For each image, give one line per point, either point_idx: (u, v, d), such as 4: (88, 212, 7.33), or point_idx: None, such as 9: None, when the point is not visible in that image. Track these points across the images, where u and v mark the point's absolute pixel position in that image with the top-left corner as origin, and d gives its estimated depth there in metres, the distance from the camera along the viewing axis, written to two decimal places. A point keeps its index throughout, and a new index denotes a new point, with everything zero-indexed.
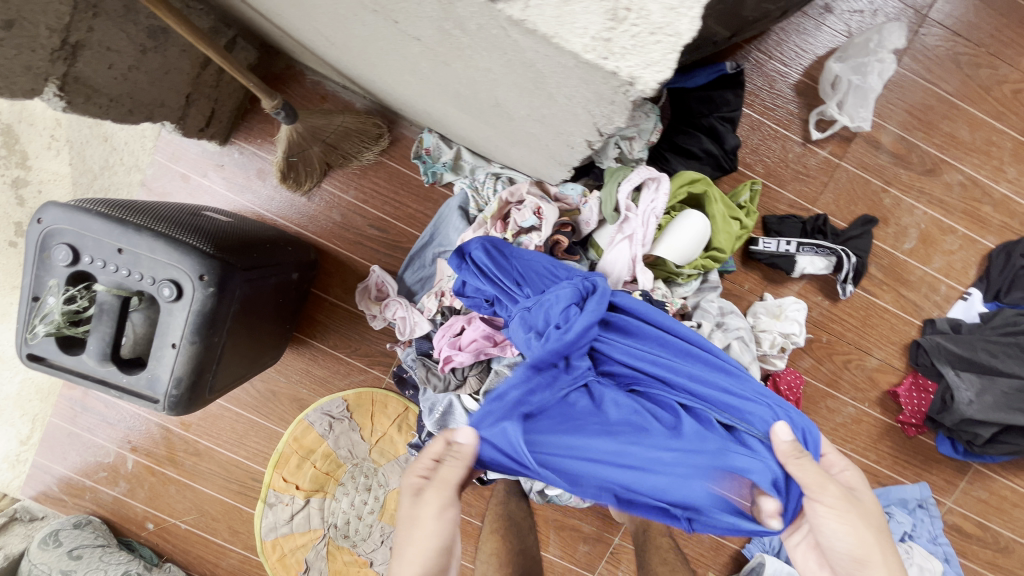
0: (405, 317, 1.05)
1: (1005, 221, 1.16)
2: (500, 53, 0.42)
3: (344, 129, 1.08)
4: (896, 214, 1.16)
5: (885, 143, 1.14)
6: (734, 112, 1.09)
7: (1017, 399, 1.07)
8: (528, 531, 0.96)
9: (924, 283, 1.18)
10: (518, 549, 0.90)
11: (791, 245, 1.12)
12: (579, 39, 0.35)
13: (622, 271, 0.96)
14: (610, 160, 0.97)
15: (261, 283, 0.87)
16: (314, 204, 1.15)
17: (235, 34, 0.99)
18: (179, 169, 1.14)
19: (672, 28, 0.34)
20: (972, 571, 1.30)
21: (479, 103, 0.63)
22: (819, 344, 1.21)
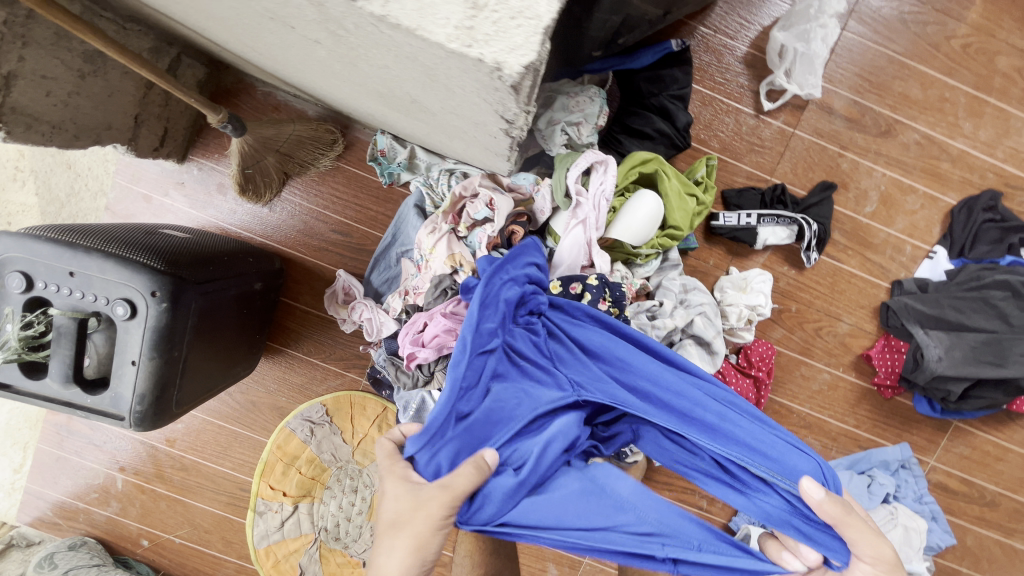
0: (371, 319, 1.07)
1: (964, 177, 1.16)
2: (385, 49, 0.43)
3: (297, 138, 1.09)
4: (855, 178, 1.16)
5: (838, 108, 1.14)
6: (683, 90, 1.09)
7: (985, 352, 1.07)
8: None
9: (888, 244, 1.18)
10: (491, 549, 0.91)
11: (751, 218, 1.13)
12: (442, 29, 0.36)
13: (579, 256, 0.97)
14: (559, 147, 0.98)
15: (219, 296, 0.89)
16: (276, 214, 1.16)
17: (178, 52, 0.99)
18: (140, 190, 1.15)
19: (531, 11, 0.35)
20: (960, 527, 1.31)
21: (401, 101, 0.64)
22: (789, 313, 1.21)
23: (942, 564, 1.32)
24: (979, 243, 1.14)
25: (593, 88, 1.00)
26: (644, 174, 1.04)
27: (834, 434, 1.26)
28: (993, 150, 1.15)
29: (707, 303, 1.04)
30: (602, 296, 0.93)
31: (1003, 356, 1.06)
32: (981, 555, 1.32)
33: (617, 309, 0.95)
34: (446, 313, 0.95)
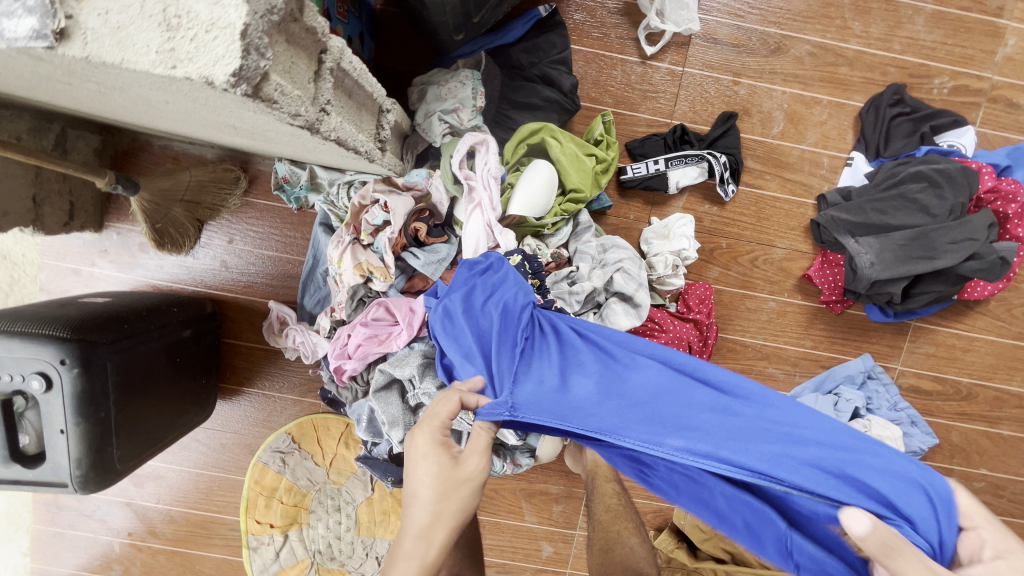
0: (304, 341, 1.09)
1: (866, 78, 1.14)
2: (134, 86, 0.44)
3: (198, 183, 1.11)
4: (756, 102, 1.15)
5: (722, 37, 1.12)
6: (563, 53, 1.08)
7: (915, 249, 1.04)
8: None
9: (804, 161, 1.17)
10: None
11: (658, 164, 1.11)
12: (145, 57, 0.37)
13: (483, 240, 0.98)
14: (441, 136, 0.98)
15: (140, 350, 0.91)
16: (202, 260, 1.19)
17: (62, 126, 0.99)
18: (68, 265, 1.18)
19: (222, 21, 0.37)
20: (943, 426, 1.29)
21: (228, 129, 0.65)
22: (721, 250, 1.20)
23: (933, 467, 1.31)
24: (894, 139, 1.12)
25: (464, 71, 1.00)
26: (535, 146, 1.04)
27: (794, 360, 1.26)
28: (888, 44, 1.13)
29: (625, 258, 1.04)
30: (523, 271, 0.94)
31: (932, 249, 1.04)
32: (969, 449, 1.30)
33: (537, 281, 0.95)
34: (366, 322, 0.98)
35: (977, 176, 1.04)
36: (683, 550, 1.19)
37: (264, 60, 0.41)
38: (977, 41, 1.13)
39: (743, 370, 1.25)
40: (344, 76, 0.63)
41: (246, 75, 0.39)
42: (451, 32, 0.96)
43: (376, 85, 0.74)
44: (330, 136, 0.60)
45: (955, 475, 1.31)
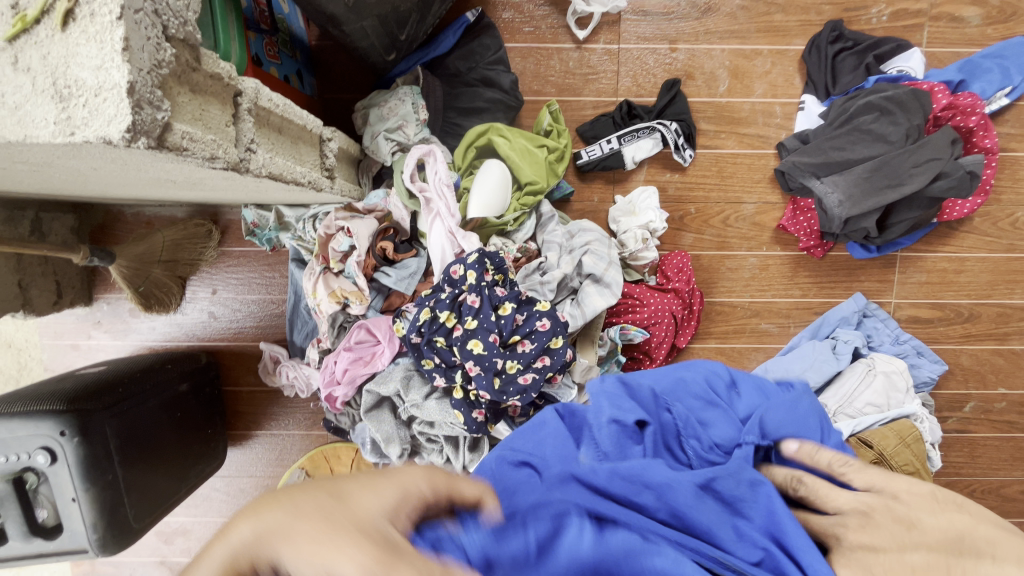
0: (298, 376, 1.12)
1: (802, 20, 1.14)
2: (54, 159, 0.47)
3: (172, 243, 1.15)
4: (697, 65, 1.15)
5: (651, 8, 1.13)
6: (497, 54, 1.10)
7: (880, 179, 1.03)
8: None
9: (757, 113, 1.17)
10: None
11: (612, 143, 1.12)
12: (45, 128, 0.40)
13: (447, 247, 0.99)
14: (390, 154, 1.01)
15: (138, 409, 0.94)
16: (190, 315, 1.22)
17: (36, 212, 1.03)
18: (66, 342, 1.23)
19: (108, 83, 0.39)
20: (951, 352, 1.27)
21: (172, 184, 0.68)
22: (691, 216, 1.20)
23: (949, 394, 1.28)
24: (841, 75, 1.11)
25: (403, 87, 1.02)
26: (484, 147, 1.06)
27: (786, 311, 1.25)
28: None
29: (593, 240, 1.05)
30: (484, 268, 0.91)
31: (897, 176, 1.02)
32: (984, 371, 1.27)
33: (502, 274, 0.94)
34: (350, 346, 1.00)
35: (929, 96, 1.03)
36: None
37: (161, 112, 0.43)
38: None
39: (737, 330, 1.24)
40: (268, 113, 0.66)
41: (143, 129, 0.41)
42: (383, 53, 0.98)
43: (308, 117, 0.77)
44: (261, 173, 0.63)
45: (973, 399, 1.28)
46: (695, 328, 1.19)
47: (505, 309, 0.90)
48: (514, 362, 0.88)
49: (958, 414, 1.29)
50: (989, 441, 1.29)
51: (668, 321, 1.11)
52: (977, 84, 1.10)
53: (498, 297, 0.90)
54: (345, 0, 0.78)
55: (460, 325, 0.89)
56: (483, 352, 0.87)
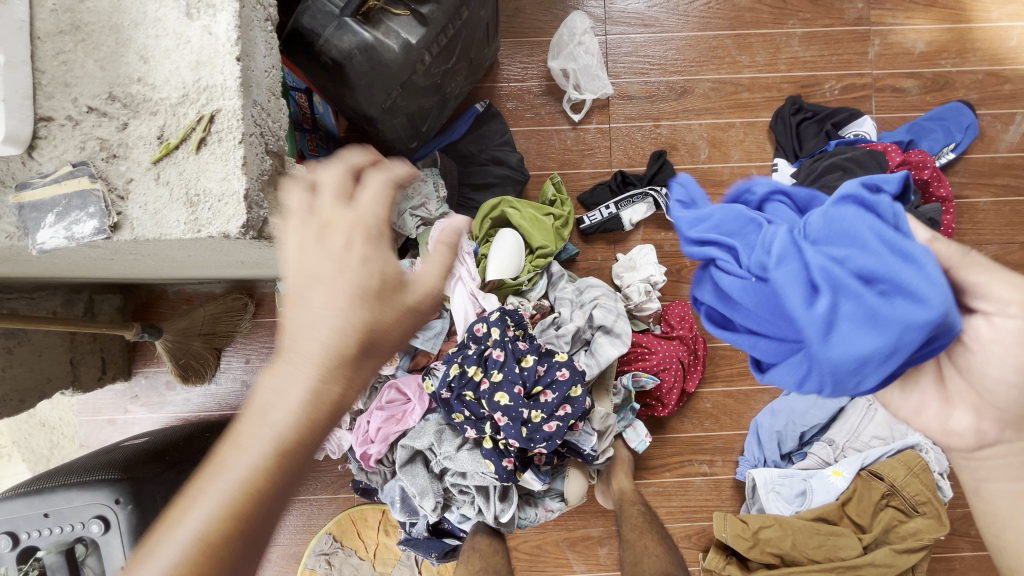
0: (329, 438, 1.16)
1: (766, 97, 1.31)
2: (168, 251, 0.57)
3: (212, 316, 1.24)
4: (679, 137, 1.31)
5: (634, 93, 1.30)
6: (505, 137, 1.26)
7: None
8: (494, 553, 1.05)
9: (736, 176, 1.31)
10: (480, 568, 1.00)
11: (610, 208, 1.25)
12: (177, 228, 0.50)
13: (469, 309, 1.09)
14: (415, 228, 1.13)
15: (183, 477, 0.99)
16: (223, 384, 1.29)
17: (90, 295, 1.13)
18: (104, 417, 1.28)
19: (231, 190, 0.50)
20: None
21: (237, 266, 0.78)
22: (687, 269, 1.31)
23: None
24: (806, 140, 1.28)
25: (423, 170, 1.16)
26: (498, 218, 1.18)
27: None
28: (775, 66, 1.31)
29: (600, 294, 1.14)
30: (506, 325, 1.00)
31: None
32: None
33: (522, 329, 1.02)
34: (382, 405, 1.06)
35: (884, 155, 1.17)
36: (733, 564, 1.19)
37: (263, 209, 0.54)
38: (848, 47, 1.31)
39: (740, 373, 1.32)
40: None
41: (251, 224, 0.52)
42: (407, 142, 1.12)
43: None
44: None
45: None
46: (701, 372, 1.27)
47: (528, 361, 0.97)
48: (538, 411, 0.94)
49: None
50: None
51: (676, 366, 1.19)
52: (925, 142, 1.27)
53: (520, 350, 0.98)
54: (382, 104, 0.92)
55: (486, 378, 0.96)
56: (510, 403, 0.94)
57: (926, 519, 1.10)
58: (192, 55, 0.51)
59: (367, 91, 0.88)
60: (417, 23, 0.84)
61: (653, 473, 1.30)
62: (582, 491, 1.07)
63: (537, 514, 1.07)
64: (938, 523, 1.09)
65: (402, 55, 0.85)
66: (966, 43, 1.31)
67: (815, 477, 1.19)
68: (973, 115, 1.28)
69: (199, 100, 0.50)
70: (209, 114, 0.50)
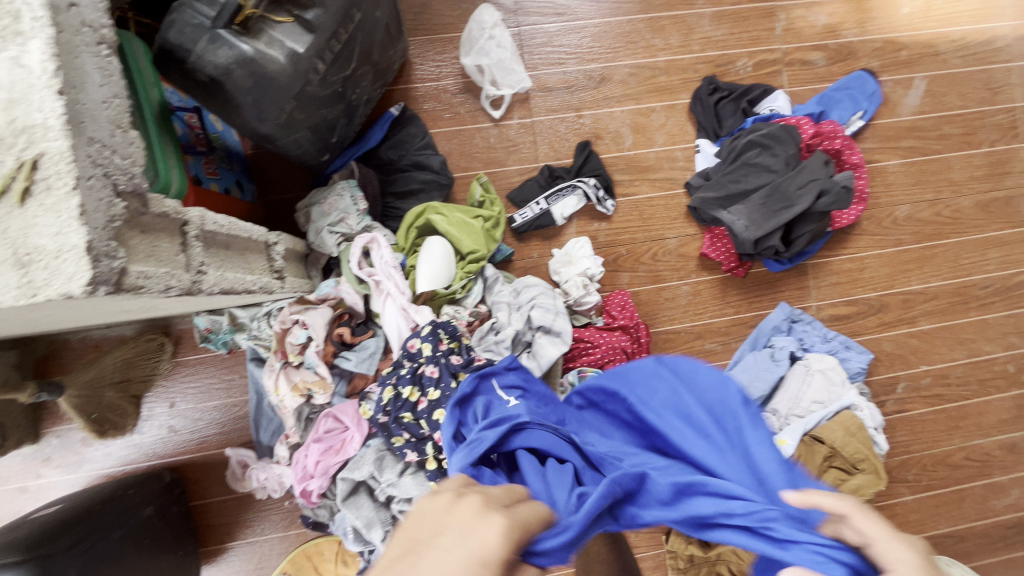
0: (269, 476, 1.12)
1: (683, 78, 1.32)
2: (15, 316, 0.50)
3: (124, 362, 1.14)
4: (602, 126, 1.29)
5: (553, 84, 1.28)
6: (424, 140, 1.20)
7: (774, 203, 1.16)
8: None
9: (662, 161, 1.31)
10: None
11: (541, 205, 1.23)
12: (8, 293, 0.44)
13: (402, 325, 1.04)
14: (336, 246, 1.07)
15: (102, 543, 0.91)
16: (148, 432, 1.19)
17: None
18: (13, 485, 1.16)
19: (68, 244, 0.44)
20: (876, 341, 1.37)
21: (125, 314, 0.71)
22: (623, 257, 1.31)
23: (882, 379, 1.37)
24: (725, 119, 1.29)
25: (339, 183, 1.09)
26: (423, 226, 1.13)
27: (725, 329, 1.34)
28: (689, 47, 1.31)
29: (538, 294, 1.11)
30: (439, 339, 0.97)
31: (787, 198, 1.16)
32: (904, 352, 1.38)
33: (457, 342, 0.99)
34: (319, 437, 1.01)
35: (797, 129, 1.21)
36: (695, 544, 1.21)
37: (116, 260, 0.48)
38: (756, 23, 1.33)
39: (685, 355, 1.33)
40: (214, 234, 0.70)
41: (101, 279, 0.46)
42: (317, 155, 1.05)
43: (254, 228, 0.82)
44: (214, 290, 0.67)
45: (903, 380, 1.38)
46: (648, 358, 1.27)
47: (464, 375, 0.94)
48: None
49: (893, 396, 1.37)
50: (925, 416, 1.38)
51: (621, 357, 1.18)
52: (835, 112, 1.31)
53: (454, 365, 0.95)
54: (277, 120, 0.85)
55: (424, 397, 0.93)
56: None
57: (866, 475, 1.11)
58: (2, 92, 0.44)
59: (257, 107, 0.81)
60: (304, 30, 0.78)
61: None
62: None
63: None
64: (876, 478, 1.10)
65: (290, 66, 0.78)
66: (864, 13, 1.35)
67: None
68: (876, 83, 1.33)
69: (16, 144, 0.44)
70: (31, 159, 0.43)
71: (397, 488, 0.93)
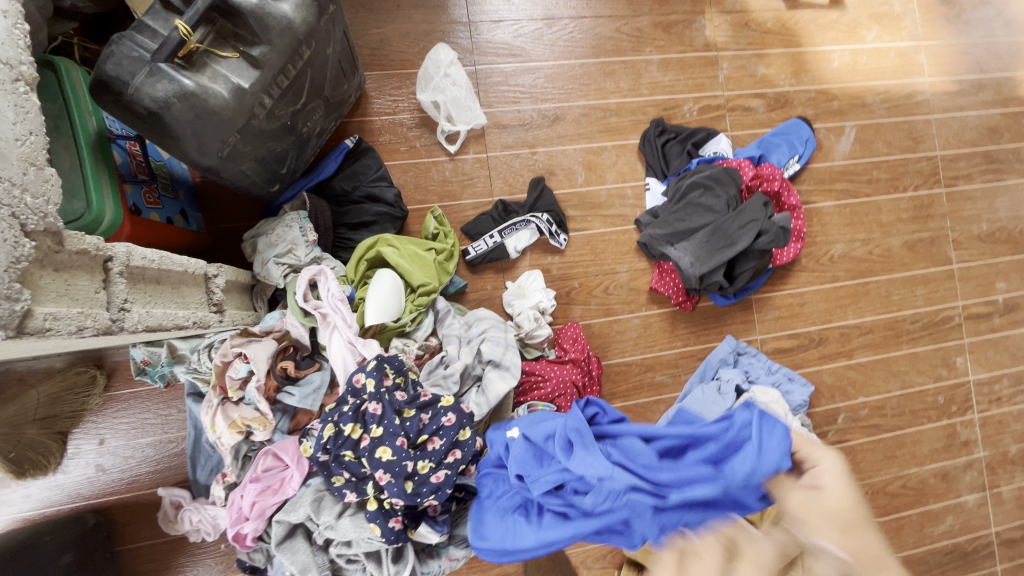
0: (202, 518, 1.06)
1: (633, 120, 1.38)
2: None
3: (51, 398, 1.04)
4: (556, 162, 1.33)
5: (508, 121, 1.31)
6: (379, 172, 1.21)
7: (717, 241, 1.20)
8: None
9: (613, 198, 1.36)
10: None
11: (494, 237, 1.24)
12: None
13: (348, 359, 1.02)
14: (282, 277, 1.05)
15: None
16: (73, 471, 1.12)
17: None
18: None
19: None
20: (817, 373, 1.43)
21: (41, 352, 0.67)
22: (576, 290, 1.33)
23: (823, 410, 1.42)
24: (671, 160, 1.36)
25: (289, 214, 1.08)
26: (374, 258, 1.13)
27: (675, 362, 1.38)
28: (638, 91, 1.38)
29: (489, 326, 1.12)
30: (384, 374, 0.95)
31: (729, 237, 1.20)
32: (844, 384, 1.44)
33: (403, 377, 0.97)
34: (256, 476, 0.97)
35: (737, 172, 1.27)
36: None
37: (16, 302, 0.46)
38: (701, 71, 1.41)
39: (636, 387, 1.35)
40: (142, 270, 0.68)
41: None
42: (266, 186, 1.05)
43: (190, 261, 0.80)
44: (138, 328, 0.65)
45: (843, 411, 1.43)
46: (599, 391, 1.29)
47: (409, 412, 0.92)
48: (425, 461, 0.89)
49: (834, 426, 1.43)
50: (865, 445, 1.44)
51: (572, 392, 1.17)
52: (773, 156, 1.38)
53: (399, 401, 0.92)
54: (220, 153, 0.85)
55: (366, 434, 0.90)
56: (392, 457, 0.88)
57: None
58: None
59: (198, 140, 0.80)
60: (249, 65, 0.78)
61: None
62: None
63: (441, 565, 1.02)
64: None
65: (233, 101, 0.78)
66: (799, 65, 1.46)
67: None
68: (810, 130, 1.42)
69: None
70: None
71: (336, 530, 0.90)
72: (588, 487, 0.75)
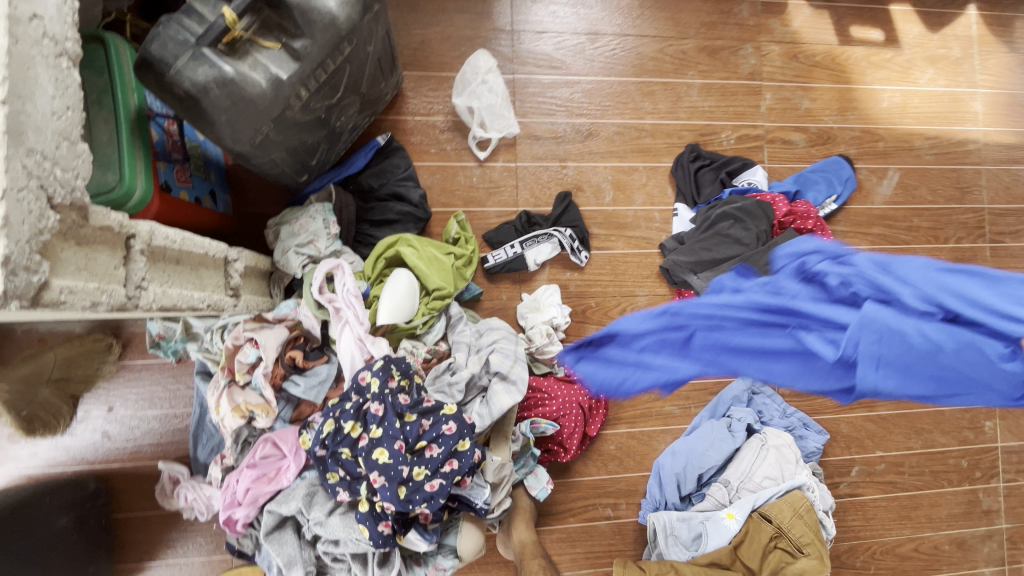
0: (198, 497, 1.07)
1: (667, 143, 1.35)
2: None
3: (67, 361, 1.06)
4: (585, 178, 1.32)
5: (540, 133, 1.30)
6: (407, 172, 1.21)
7: None
8: None
9: (639, 220, 1.34)
10: None
11: (514, 248, 1.23)
12: None
13: (356, 355, 1.02)
14: (300, 267, 1.06)
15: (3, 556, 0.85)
16: (79, 435, 1.14)
17: None
18: None
19: None
20: (834, 421, 1.38)
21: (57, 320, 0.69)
22: (592, 309, 1.31)
23: (837, 460, 1.37)
24: (703, 187, 1.33)
25: (314, 206, 1.09)
26: (393, 257, 1.13)
27: (685, 393, 1.34)
28: (676, 114, 1.36)
29: (499, 338, 1.10)
30: (389, 375, 0.93)
31: None
32: (861, 435, 1.38)
33: (408, 379, 0.96)
34: (253, 462, 0.97)
35: (771, 207, 1.24)
36: None
37: (35, 275, 0.46)
38: (742, 99, 1.38)
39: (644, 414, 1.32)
40: (163, 249, 0.69)
41: (14, 293, 0.44)
42: (295, 176, 1.06)
43: (212, 244, 0.81)
44: (152, 307, 0.66)
45: (857, 463, 1.37)
46: (605, 414, 1.26)
47: (411, 416, 0.91)
48: (421, 468, 0.88)
49: (847, 478, 1.37)
50: (877, 502, 1.38)
51: (576, 412, 1.16)
52: (811, 192, 1.34)
53: (402, 405, 0.91)
54: (251, 140, 0.85)
55: (366, 434, 0.90)
56: (389, 460, 0.87)
57: (810, 560, 1.08)
58: None
59: (231, 127, 0.81)
60: (289, 57, 0.79)
61: (556, 519, 1.27)
62: (475, 546, 1.02)
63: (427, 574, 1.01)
64: (821, 564, 1.08)
65: (270, 91, 0.79)
66: (846, 102, 1.41)
67: (709, 519, 1.16)
68: (851, 170, 1.37)
69: None
70: None
71: (326, 527, 0.90)
72: (779, 297, 0.57)
